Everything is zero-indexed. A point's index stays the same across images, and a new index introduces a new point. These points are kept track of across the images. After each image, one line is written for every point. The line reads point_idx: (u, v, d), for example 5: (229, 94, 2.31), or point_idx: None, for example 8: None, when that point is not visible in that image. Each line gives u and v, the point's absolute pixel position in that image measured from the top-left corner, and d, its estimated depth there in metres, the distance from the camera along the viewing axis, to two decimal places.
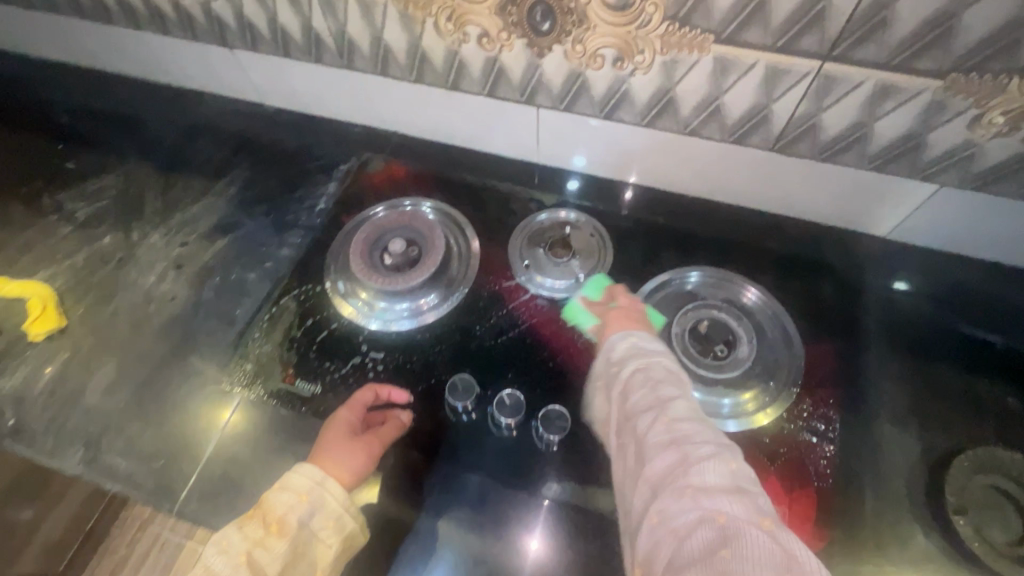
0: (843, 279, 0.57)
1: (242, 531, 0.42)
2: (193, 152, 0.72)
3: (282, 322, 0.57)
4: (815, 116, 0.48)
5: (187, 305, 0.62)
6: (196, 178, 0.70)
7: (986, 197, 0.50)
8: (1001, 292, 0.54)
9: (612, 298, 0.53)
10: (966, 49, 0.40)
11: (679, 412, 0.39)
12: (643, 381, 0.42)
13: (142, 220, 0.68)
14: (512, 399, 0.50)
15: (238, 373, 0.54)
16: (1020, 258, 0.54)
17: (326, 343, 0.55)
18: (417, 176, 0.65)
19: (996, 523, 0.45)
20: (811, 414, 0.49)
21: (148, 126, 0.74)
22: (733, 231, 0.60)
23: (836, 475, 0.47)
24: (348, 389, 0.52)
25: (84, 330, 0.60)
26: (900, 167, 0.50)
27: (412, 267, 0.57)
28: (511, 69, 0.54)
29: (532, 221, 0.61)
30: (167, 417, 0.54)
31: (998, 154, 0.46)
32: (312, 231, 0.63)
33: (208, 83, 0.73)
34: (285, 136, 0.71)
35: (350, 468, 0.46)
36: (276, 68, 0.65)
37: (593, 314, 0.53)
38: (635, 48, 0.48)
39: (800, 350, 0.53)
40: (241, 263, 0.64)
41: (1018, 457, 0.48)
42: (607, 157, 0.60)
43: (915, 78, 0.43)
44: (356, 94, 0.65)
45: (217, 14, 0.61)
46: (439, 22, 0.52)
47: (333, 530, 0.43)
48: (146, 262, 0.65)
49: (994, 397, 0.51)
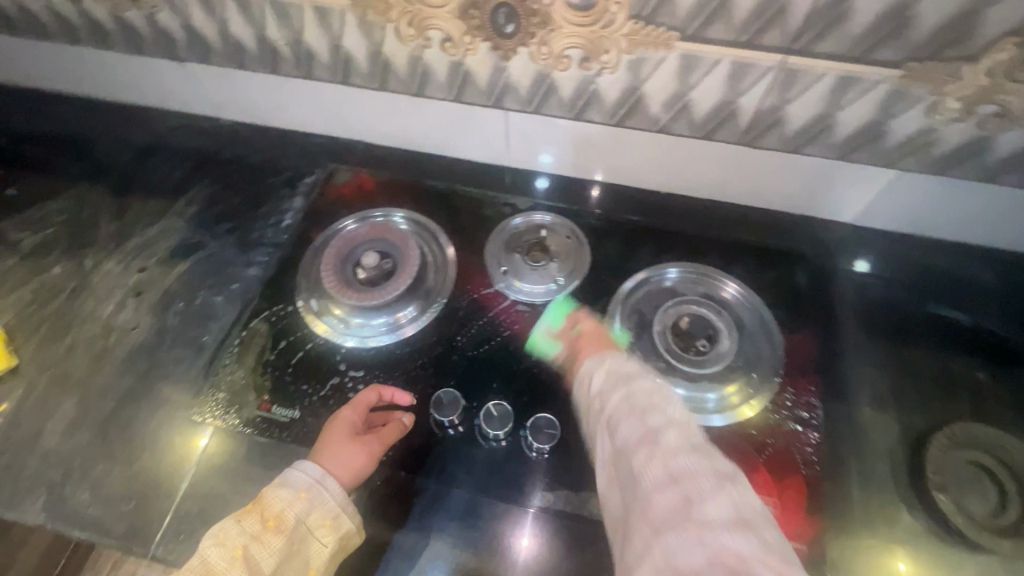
0: (815, 267, 0.56)
1: (240, 524, 0.40)
2: (145, 173, 0.68)
3: (254, 346, 0.53)
4: (781, 109, 0.48)
5: (149, 333, 0.57)
6: (151, 198, 0.66)
7: (948, 181, 0.51)
8: (965, 272, 0.55)
9: (578, 325, 0.51)
10: (925, 39, 0.41)
11: (672, 443, 0.35)
12: (628, 409, 0.39)
13: (95, 246, 0.63)
14: (500, 410, 0.48)
15: (209, 403, 0.51)
16: (979, 237, 0.55)
17: (302, 365, 0.52)
18: (386, 186, 0.63)
19: (975, 497, 0.44)
20: (794, 403, 0.48)
21: (95, 146, 0.70)
22: (707, 224, 0.59)
23: (824, 463, 0.45)
24: (328, 411, 0.50)
25: (32, 369, 0.55)
26: (864, 156, 0.50)
27: (387, 280, 0.55)
28: (477, 73, 0.53)
29: (507, 226, 0.59)
30: (135, 455, 0.50)
31: (957, 140, 0.47)
32: (278, 248, 0.61)
33: (157, 99, 0.69)
34: (244, 150, 0.68)
35: (351, 468, 0.44)
36: (230, 80, 0.62)
37: (563, 345, 0.51)
38: (601, 48, 0.47)
39: (779, 341, 0.51)
40: (205, 287, 0.60)
41: (994, 432, 0.47)
42: (575, 156, 0.59)
43: (877, 68, 0.43)
44: (315, 103, 0.63)
45: (162, 27, 0.58)
46: (399, 27, 0.50)
47: (330, 529, 0.41)
48: (102, 291, 0.60)
49: (967, 373, 0.52)
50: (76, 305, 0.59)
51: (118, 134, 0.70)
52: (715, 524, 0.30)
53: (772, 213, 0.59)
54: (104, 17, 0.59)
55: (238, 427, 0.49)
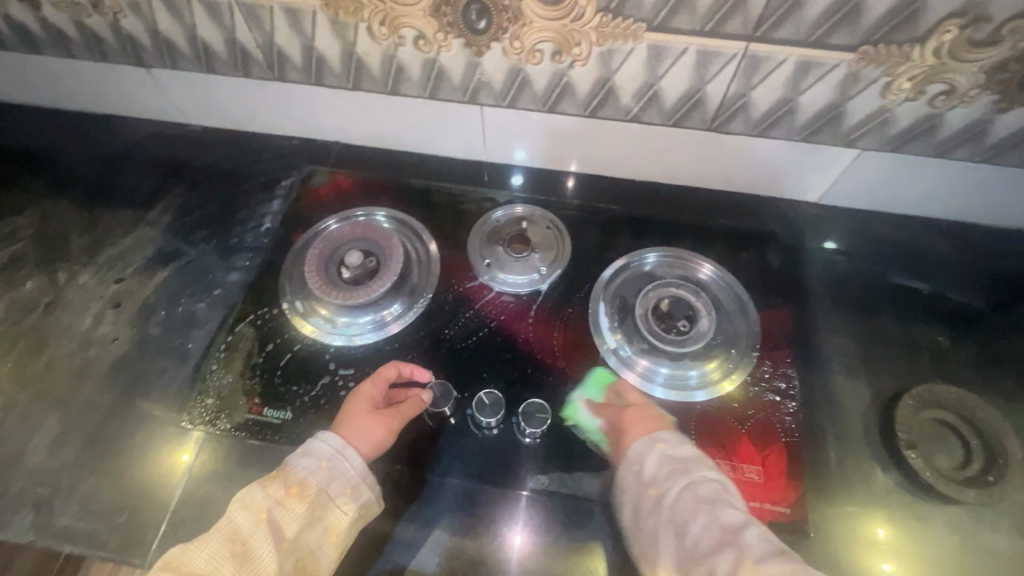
0: (787, 245, 0.58)
1: (265, 489, 0.41)
2: (116, 182, 0.66)
3: (241, 351, 0.53)
4: (745, 95, 0.50)
5: (132, 345, 0.55)
6: (123, 208, 0.64)
7: (903, 157, 0.53)
8: (921, 242, 0.58)
9: (623, 398, 0.49)
10: (874, 23, 0.43)
11: (758, 550, 0.36)
12: (695, 506, 0.40)
13: (69, 259, 0.61)
14: (491, 398, 0.49)
15: (198, 410, 0.50)
16: (932, 209, 0.58)
17: (290, 367, 0.52)
18: (366, 185, 0.62)
19: (941, 452, 0.45)
20: (772, 374, 0.50)
21: (62, 158, 0.68)
22: (681, 208, 0.61)
23: (802, 429, 0.47)
24: (320, 411, 0.49)
25: (9, 388, 0.53)
26: (825, 137, 0.53)
27: (372, 278, 0.53)
28: (451, 69, 0.54)
29: (487, 219, 0.60)
30: (124, 467, 0.49)
31: (910, 118, 0.50)
32: (259, 251, 0.60)
33: (127, 108, 0.68)
34: (219, 156, 0.67)
35: (371, 440, 0.45)
36: (200, 85, 0.62)
37: (602, 420, 0.48)
38: (571, 42, 0.49)
39: (755, 316, 0.53)
40: (189, 292, 0.58)
41: (957, 392, 0.47)
42: (549, 149, 0.61)
43: (832, 52, 0.45)
44: (289, 105, 0.63)
45: (128, 33, 0.57)
46: (372, 26, 0.51)
47: (349, 497, 0.42)
48: (80, 304, 0.58)
49: (929, 337, 0.54)
50: (50, 320, 0.57)
51: (85, 146, 0.68)
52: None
53: (744, 197, 0.61)
54: (66, 27, 0.58)
55: (230, 431, 0.49)
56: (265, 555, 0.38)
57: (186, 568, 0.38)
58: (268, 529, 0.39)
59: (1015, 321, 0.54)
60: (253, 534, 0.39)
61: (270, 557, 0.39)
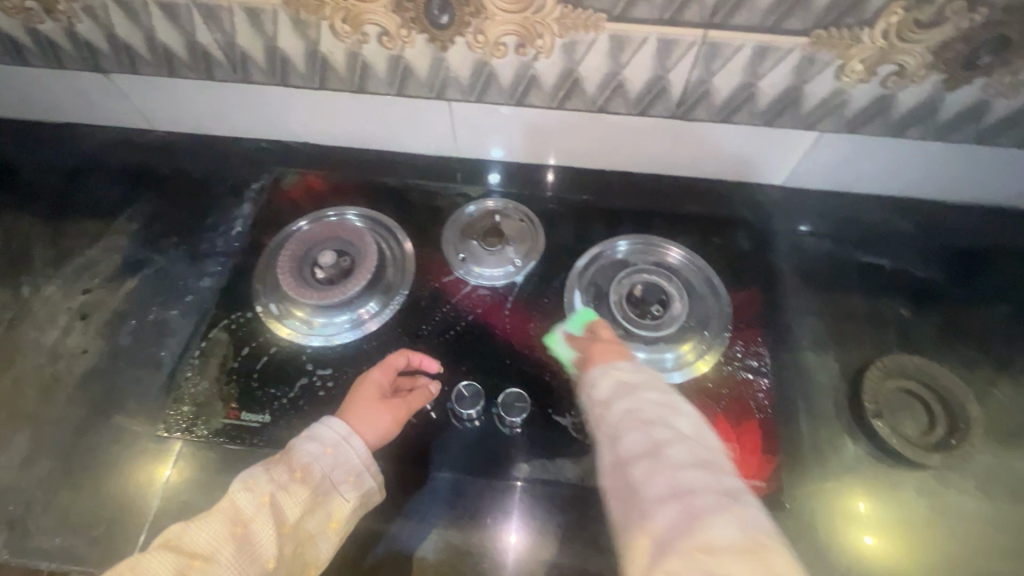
0: (755, 228, 0.55)
1: (269, 472, 0.39)
2: (77, 190, 0.62)
3: (216, 357, 0.49)
4: (707, 82, 0.46)
5: (102, 357, 0.53)
6: (89, 220, 0.60)
7: (873, 138, 0.49)
8: (891, 219, 0.55)
9: (596, 332, 0.46)
10: (877, 11, 0.40)
11: (680, 459, 0.34)
12: (632, 418, 0.37)
13: (31, 272, 0.58)
14: (470, 390, 0.47)
15: (173, 417, 0.47)
16: (908, 186, 0.54)
17: (268, 372, 0.48)
18: (338, 185, 0.58)
19: (907, 418, 0.45)
20: (743, 354, 0.48)
21: (22, 170, 0.63)
22: (661, 197, 0.56)
23: (774, 404, 0.46)
24: (299, 415, 0.47)
25: None
26: (787, 122, 0.49)
27: (346, 278, 0.50)
28: (418, 67, 0.48)
29: (460, 215, 0.55)
30: (101, 481, 0.48)
31: (909, 102, 0.45)
32: (231, 257, 0.57)
33: (83, 114, 0.63)
34: (185, 163, 0.62)
35: (379, 429, 0.43)
36: (169, 95, 0.57)
37: (575, 351, 0.47)
38: (534, 33, 0.44)
39: (726, 299, 0.50)
40: (157, 301, 0.56)
41: (923, 360, 0.47)
42: (525, 143, 0.55)
43: (788, 37, 0.42)
44: (238, 103, 0.57)
45: (83, 39, 0.53)
46: (335, 24, 0.46)
47: (353, 484, 0.40)
48: (45, 318, 0.55)
49: (892, 309, 0.52)
50: (18, 335, 0.55)
51: (40, 152, 0.64)
52: (717, 535, 0.29)
53: (733, 184, 0.56)
54: (3, 26, 0.53)
55: (209, 438, 0.47)
56: (266, 539, 0.36)
57: (186, 547, 0.36)
58: (270, 513, 0.37)
59: (974, 293, 0.52)
60: (254, 518, 0.37)
61: (271, 540, 0.36)
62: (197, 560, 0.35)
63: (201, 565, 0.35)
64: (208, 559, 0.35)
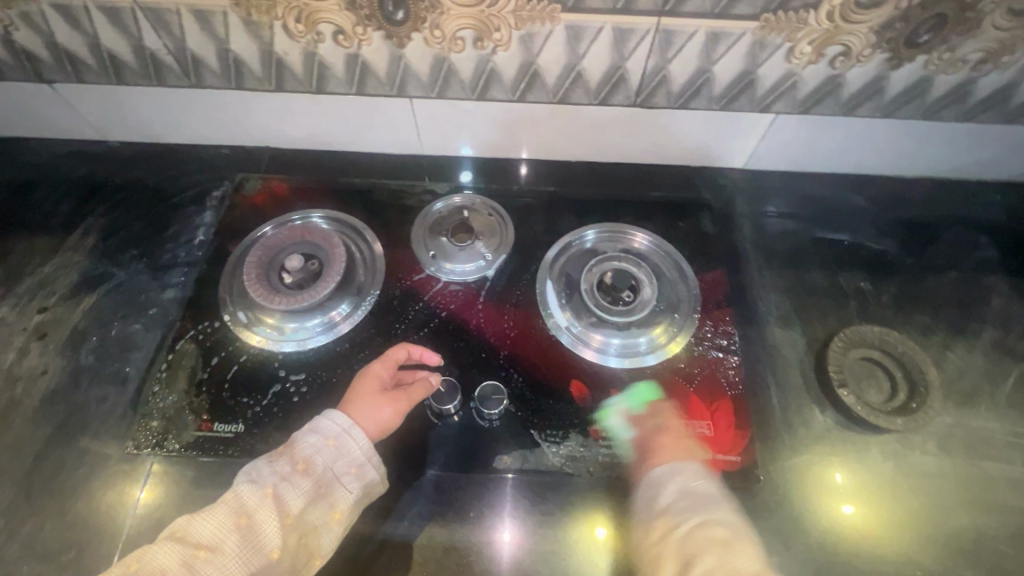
0: (715, 211, 0.58)
1: (271, 464, 0.38)
2: (27, 209, 0.59)
3: (184, 368, 0.47)
4: (664, 69, 0.49)
5: (63, 378, 0.48)
6: (41, 235, 0.57)
7: (817, 118, 0.53)
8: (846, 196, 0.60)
9: (663, 418, 0.44)
10: None
11: None
12: (708, 541, 0.35)
13: None
14: (449, 384, 0.46)
15: (144, 433, 0.44)
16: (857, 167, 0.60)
17: (238, 380, 0.47)
18: (303, 190, 0.58)
19: (871, 388, 0.47)
20: (714, 333, 0.49)
21: None
22: (624, 185, 0.60)
23: (745, 381, 0.47)
24: (268, 425, 0.45)
25: None
26: (742, 104, 0.52)
27: (315, 282, 0.49)
28: (375, 64, 0.50)
29: (429, 212, 0.56)
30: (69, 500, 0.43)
31: (856, 81, 0.49)
32: (195, 266, 0.54)
33: (38, 130, 0.62)
34: (143, 172, 0.61)
35: (380, 422, 0.41)
36: (112, 98, 0.56)
37: (634, 432, 0.44)
38: (491, 26, 0.46)
39: (694, 280, 0.52)
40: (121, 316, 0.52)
41: (879, 329, 0.49)
42: (489, 138, 0.58)
43: (739, 22, 0.45)
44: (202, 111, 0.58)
45: (22, 47, 0.51)
46: (287, 24, 0.47)
47: (355, 475, 0.39)
48: None
49: (853, 284, 0.54)
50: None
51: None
52: None
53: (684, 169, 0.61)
54: None
55: (182, 453, 0.44)
56: (272, 532, 0.35)
57: (193, 539, 0.35)
58: (274, 507, 0.36)
59: (929, 263, 0.56)
60: (259, 509, 0.35)
61: (276, 533, 0.35)
62: (200, 551, 0.34)
63: (207, 555, 0.34)
64: (213, 549, 0.34)
